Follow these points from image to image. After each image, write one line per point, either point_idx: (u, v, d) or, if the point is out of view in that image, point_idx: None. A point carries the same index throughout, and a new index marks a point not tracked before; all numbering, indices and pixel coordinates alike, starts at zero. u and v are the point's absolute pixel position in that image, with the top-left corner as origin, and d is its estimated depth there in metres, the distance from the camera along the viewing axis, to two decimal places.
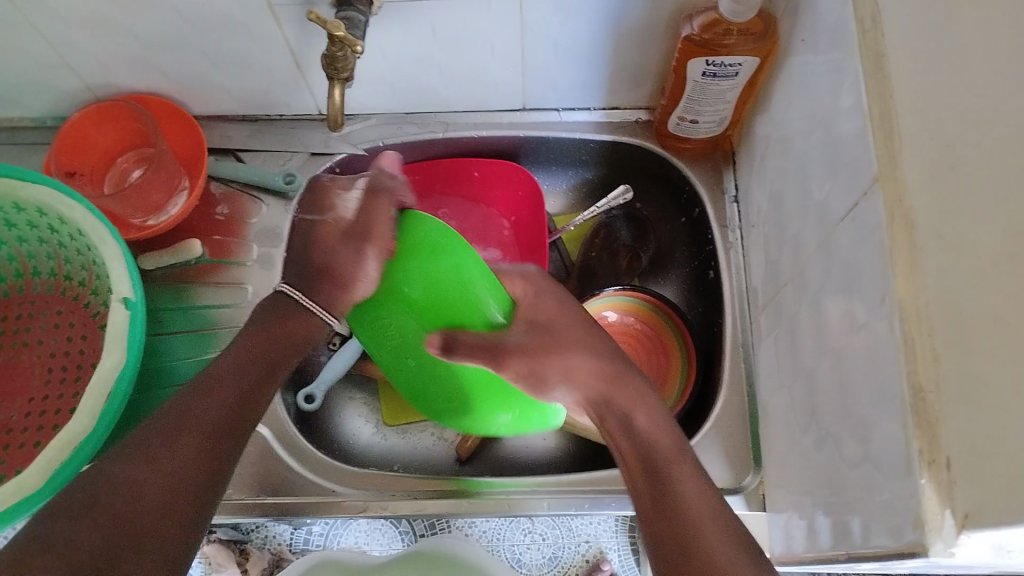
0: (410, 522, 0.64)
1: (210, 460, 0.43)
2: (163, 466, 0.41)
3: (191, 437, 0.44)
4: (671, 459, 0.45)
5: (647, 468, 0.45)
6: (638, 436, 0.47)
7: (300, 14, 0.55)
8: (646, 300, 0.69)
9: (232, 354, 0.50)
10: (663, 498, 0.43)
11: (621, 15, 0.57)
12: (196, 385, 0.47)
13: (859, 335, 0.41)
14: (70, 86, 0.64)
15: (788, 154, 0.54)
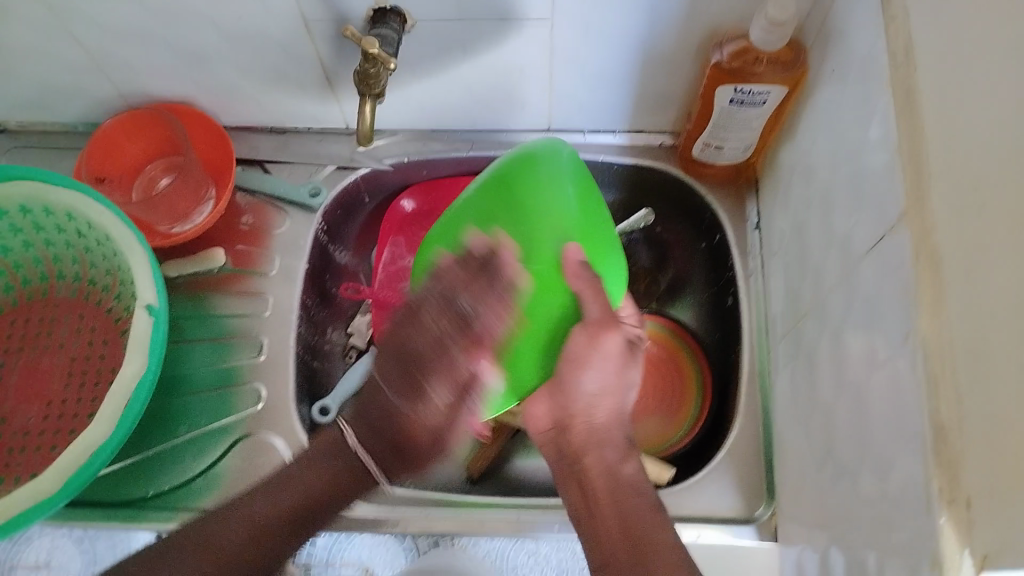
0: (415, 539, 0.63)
1: (263, 546, 0.51)
2: (208, 552, 0.50)
3: (240, 527, 0.51)
4: (649, 522, 0.47)
5: (624, 527, 0.47)
6: (615, 477, 0.49)
7: (334, 29, 0.56)
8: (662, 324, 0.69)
9: (311, 471, 0.54)
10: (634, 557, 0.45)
11: (650, 41, 0.57)
12: (275, 480, 0.53)
13: (880, 370, 0.41)
14: (105, 93, 0.66)
15: (812, 184, 0.54)
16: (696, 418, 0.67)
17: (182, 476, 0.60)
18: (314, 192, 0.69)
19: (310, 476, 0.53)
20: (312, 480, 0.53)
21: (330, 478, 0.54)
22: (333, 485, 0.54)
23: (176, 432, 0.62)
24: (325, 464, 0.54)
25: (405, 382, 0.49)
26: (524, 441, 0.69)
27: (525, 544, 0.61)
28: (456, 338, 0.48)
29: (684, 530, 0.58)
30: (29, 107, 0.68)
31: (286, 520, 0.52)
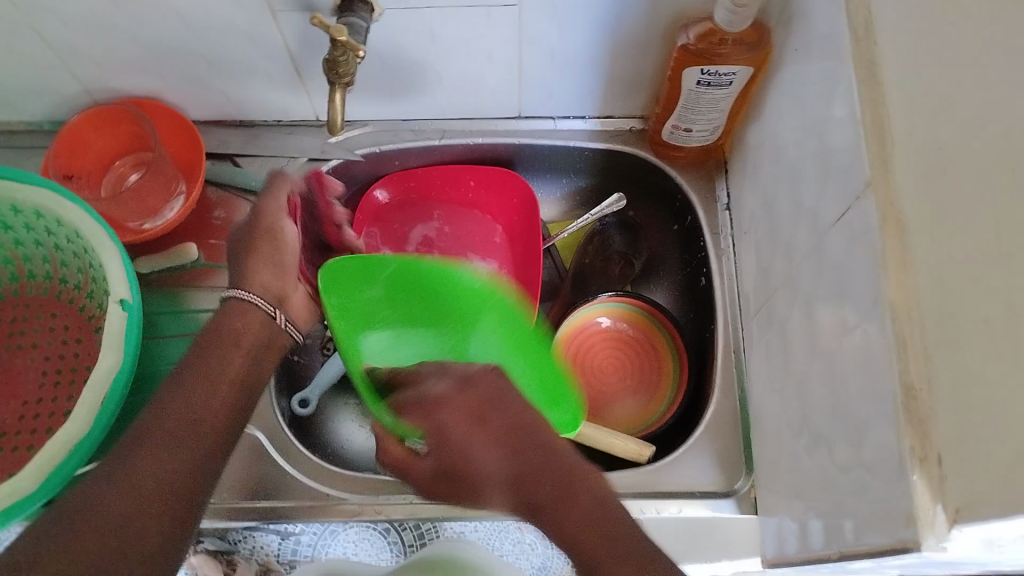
0: (400, 531, 0.62)
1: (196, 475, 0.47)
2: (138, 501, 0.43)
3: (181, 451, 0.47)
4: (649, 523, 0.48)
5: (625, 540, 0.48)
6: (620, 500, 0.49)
7: (301, 20, 0.56)
8: (636, 307, 0.70)
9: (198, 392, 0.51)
10: None
11: (617, 24, 0.58)
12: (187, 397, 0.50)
13: (851, 338, 0.42)
14: (69, 89, 0.65)
15: (781, 162, 0.55)
16: (676, 397, 0.68)
17: None
18: None
19: (198, 390, 0.51)
20: (204, 371, 0.52)
21: (258, 329, 0.58)
22: (252, 351, 0.56)
23: None
24: (238, 317, 0.57)
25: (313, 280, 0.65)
26: None
27: (512, 534, 0.62)
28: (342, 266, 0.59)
29: (664, 505, 0.60)
30: None
31: (216, 418, 0.51)
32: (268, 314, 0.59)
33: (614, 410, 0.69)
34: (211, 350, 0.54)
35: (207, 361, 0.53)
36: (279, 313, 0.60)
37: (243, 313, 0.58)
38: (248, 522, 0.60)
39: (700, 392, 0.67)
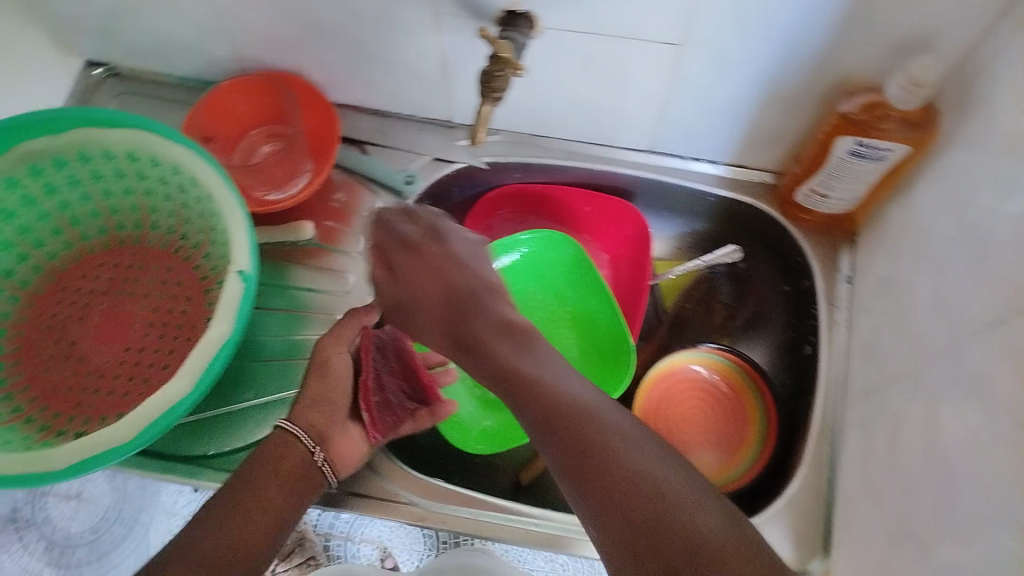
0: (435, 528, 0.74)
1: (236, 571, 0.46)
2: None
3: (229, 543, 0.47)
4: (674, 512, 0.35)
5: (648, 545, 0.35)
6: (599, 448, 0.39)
7: (464, 27, 0.56)
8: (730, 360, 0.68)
9: (253, 480, 0.51)
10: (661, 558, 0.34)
11: (776, 79, 0.56)
12: (254, 469, 0.52)
13: (984, 457, 0.40)
14: (223, 54, 0.66)
15: (924, 250, 0.53)
16: (757, 397, 0.68)
17: (242, 440, 0.61)
18: (407, 180, 0.70)
19: (258, 485, 0.51)
20: (236, 516, 0.49)
21: (286, 498, 0.51)
22: (293, 496, 0.52)
23: (242, 397, 0.63)
24: (273, 482, 0.51)
25: (389, 417, 0.61)
26: None
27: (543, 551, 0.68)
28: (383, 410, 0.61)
29: None
30: (147, 56, 0.69)
31: (283, 501, 0.51)
32: (307, 447, 0.54)
33: (725, 446, 0.67)
34: (253, 496, 0.50)
35: (255, 479, 0.51)
36: (320, 449, 0.55)
37: (286, 450, 0.54)
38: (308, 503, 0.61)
39: (786, 461, 0.64)
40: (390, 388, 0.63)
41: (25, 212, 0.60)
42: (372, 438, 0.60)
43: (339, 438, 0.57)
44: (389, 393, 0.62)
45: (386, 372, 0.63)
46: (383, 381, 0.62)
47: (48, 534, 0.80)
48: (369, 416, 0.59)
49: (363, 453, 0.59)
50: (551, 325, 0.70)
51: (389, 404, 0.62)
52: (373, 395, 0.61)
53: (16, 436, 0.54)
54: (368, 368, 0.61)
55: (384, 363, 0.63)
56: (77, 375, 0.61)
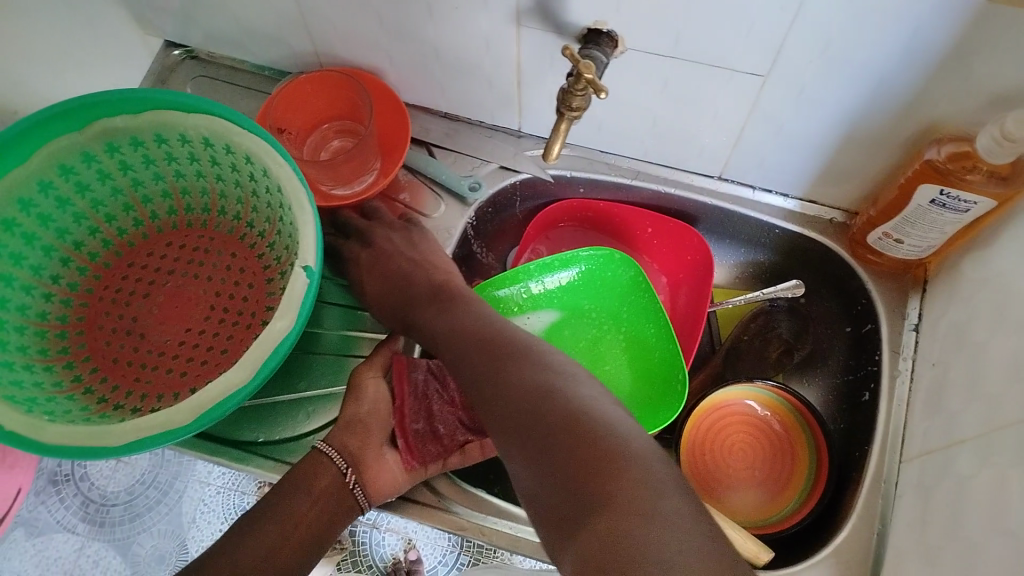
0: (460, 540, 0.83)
1: None
2: None
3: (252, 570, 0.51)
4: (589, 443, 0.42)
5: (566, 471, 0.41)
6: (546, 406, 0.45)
7: (545, 41, 0.56)
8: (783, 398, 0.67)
9: (284, 504, 0.54)
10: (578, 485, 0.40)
11: (860, 118, 0.55)
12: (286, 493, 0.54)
13: None
14: (302, 47, 0.67)
15: (1002, 310, 0.51)
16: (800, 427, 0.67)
17: (292, 432, 0.62)
18: (473, 186, 0.69)
19: (287, 510, 0.54)
20: (266, 533, 0.53)
21: (317, 515, 0.54)
22: (328, 513, 0.55)
23: (294, 387, 0.63)
24: (303, 498, 0.54)
25: (431, 448, 0.60)
26: None
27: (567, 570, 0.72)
28: (422, 439, 0.59)
29: None
30: (227, 42, 0.70)
31: (311, 524, 0.54)
32: (339, 469, 0.55)
33: (776, 477, 0.67)
34: (287, 511, 0.53)
35: (287, 500, 0.54)
36: (352, 469, 0.56)
37: (315, 470, 0.55)
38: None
39: (834, 507, 0.63)
40: (438, 419, 0.61)
41: (99, 186, 0.61)
42: (407, 464, 0.58)
43: (372, 460, 0.57)
44: (441, 423, 0.61)
45: (442, 401, 0.62)
46: (431, 411, 0.61)
47: (85, 491, 0.92)
48: (403, 441, 0.59)
49: (402, 484, 0.58)
50: (604, 345, 0.70)
51: (435, 434, 0.60)
52: (412, 422, 0.60)
53: (74, 405, 0.56)
54: (406, 398, 0.60)
55: (440, 391, 0.62)
56: (138, 351, 0.62)
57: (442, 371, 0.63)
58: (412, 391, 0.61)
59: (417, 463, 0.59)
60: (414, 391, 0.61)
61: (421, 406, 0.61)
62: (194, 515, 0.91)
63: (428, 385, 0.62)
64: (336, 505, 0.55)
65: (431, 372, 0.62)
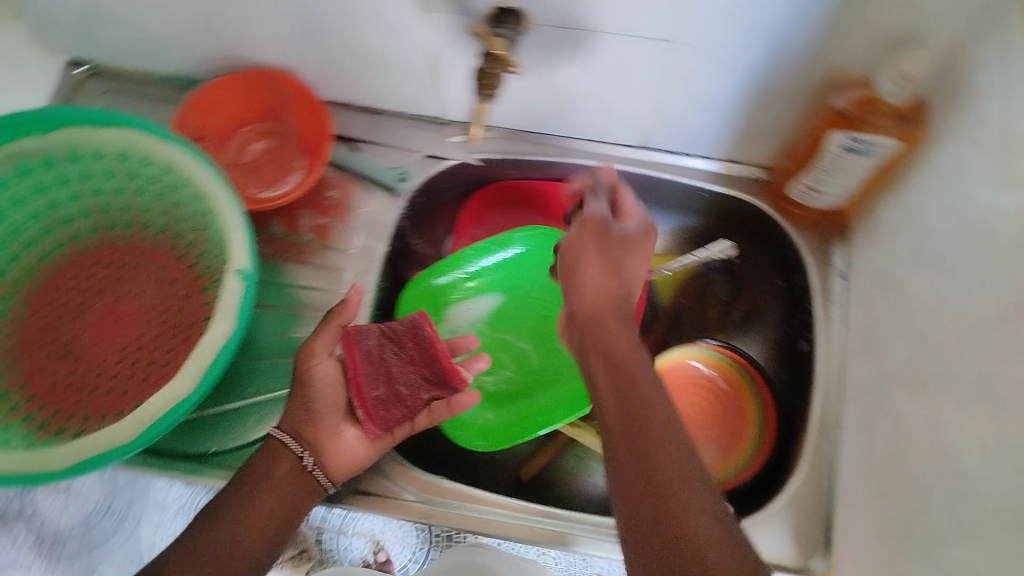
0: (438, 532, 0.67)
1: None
2: None
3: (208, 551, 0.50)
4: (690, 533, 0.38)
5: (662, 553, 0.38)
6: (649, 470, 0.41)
7: (457, 24, 0.56)
8: (727, 355, 0.68)
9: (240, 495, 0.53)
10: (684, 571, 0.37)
11: (769, 75, 0.56)
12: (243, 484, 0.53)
13: (986, 454, 0.40)
14: (213, 53, 0.66)
15: (917, 244, 0.54)
16: (739, 376, 0.68)
17: (243, 439, 0.60)
18: (401, 176, 0.70)
19: (240, 499, 0.52)
20: (231, 518, 0.51)
21: (277, 502, 0.53)
22: (290, 501, 0.54)
23: (241, 396, 0.62)
24: (263, 486, 0.53)
25: (396, 412, 0.57)
26: None
27: None
28: (388, 405, 0.57)
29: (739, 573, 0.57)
30: (136, 55, 0.69)
31: (270, 513, 0.53)
32: (296, 454, 0.55)
33: (722, 425, 0.66)
34: (248, 495, 0.53)
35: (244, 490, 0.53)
36: (308, 453, 0.55)
37: (274, 455, 0.55)
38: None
39: (785, 455, 0.63)
40: (400, 378, 0.58)
41: (14, 213, 0.59)
42: (370, 433, 0.57)
43: (328, 438, 0.56)
44: (402, 384, 0.58)
45: (400, 360, 0.59)
46: (392, 372, 0.58)
47: (38, 527, 0.74)
48: (363, 411, 0.56)
49: (365, 455, 0.58)
50: (546, 323, 0.70)
51: (397, 398, 0.58)
52: (370, 389, 0.57)
53: (14, 434, 0.53)
54: (361, 367, 0.57)
55: (398, 352, 0.59)
56: (73, 375, 0.60)
57: (397, 331, 0.60)
58: (364, 359, 0.57)
59: (379, 430, 0.57)
60: (369, 358, 0.57)
61: (378, 368, 0.58)
62: (154, 541, 0.74)
63: (383, 345, 0.58)
64: (296, 491, 0.54)
65: (384, 334, 0.59)
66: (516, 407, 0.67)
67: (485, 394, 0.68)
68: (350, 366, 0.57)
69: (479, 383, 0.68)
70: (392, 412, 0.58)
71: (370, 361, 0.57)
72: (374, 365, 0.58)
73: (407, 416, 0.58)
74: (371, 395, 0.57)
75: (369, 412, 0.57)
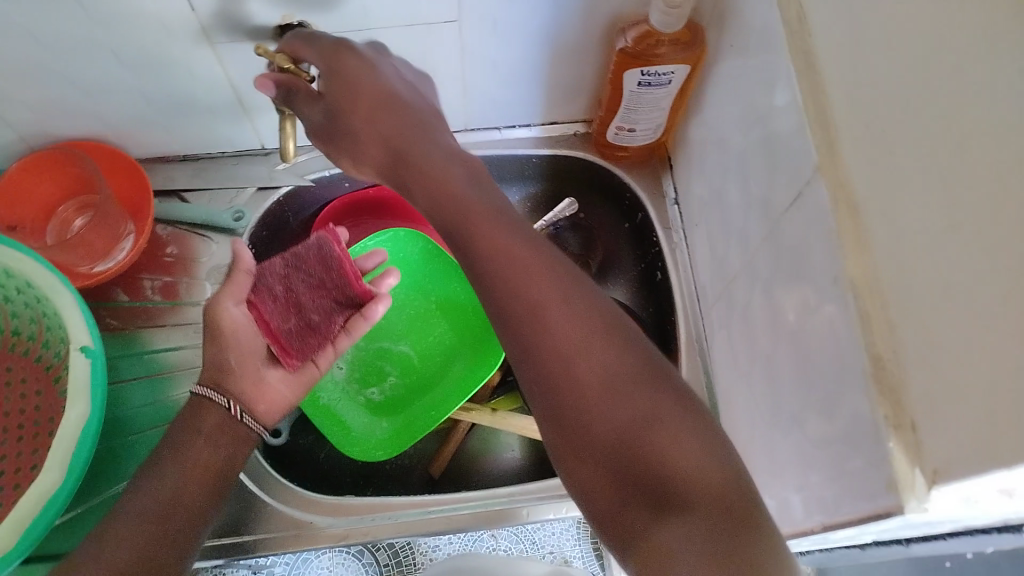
0: (374, 553, 0.67)
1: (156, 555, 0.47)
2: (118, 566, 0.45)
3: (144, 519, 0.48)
4: (643, 439, 0.38)
5: (625, 474, 0.38)
6: (575, 388, 0.40)
7: (244, 50, 0.56)
8: None
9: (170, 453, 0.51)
10: (650, 483, 0.37)
11: (555, 32, 0.59)
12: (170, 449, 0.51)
13: (815, 319, 0.44)
14: (5, 140, 0.63)
15: (725, 153, 0.58)
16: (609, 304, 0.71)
17: None
18: (237, 216, 0.69)
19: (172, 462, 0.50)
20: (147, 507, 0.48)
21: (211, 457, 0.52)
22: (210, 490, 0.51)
23: (124, 474, 0.60)
24: (196, 442, 0.51)
25: (312, 340, 0.58)
26: (492, 439, 0.70)
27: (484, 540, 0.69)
28: (301, 335, 0.57)
29: None
30: None
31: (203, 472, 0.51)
32: (221, 406, 0.53)
33: None
34: (160, 482, 0.49)
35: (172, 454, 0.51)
36: (233, 402, 0.53)
37: (197, 413, 0.53)
38: (211, 560, 0.60)
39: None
40: (313, 300, 0.58)
41: None
42: (291, 367, 0.57)
43: (253, 386, 0.55)
44: (314, 312, 0.58)
45: (309, 287, 0.57)
46: (301, 299, 0.57)
47: None
48: (277, 348, 0.57)
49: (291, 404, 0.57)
50: (420, 320, 0.71)
51: (310, 326, 0.58)
52: (281, 323, 0.57)
53: None
54: (268, 301, 0.57)
55: (305, 277, 0.57)
56: None
57: (300, 257, 0.58)
58: (269, 290, 0.57)
59: (301, 360, 0.58)
60: (273, 288, 0.57)
61: (287, 297, 0.57)
62: None
63: (288, 273, 0.58)
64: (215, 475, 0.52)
65: (288, 262, 0.58)
66: (408, 411, 0.68)
67: (374, 406, 0.68)
68: (256, 302, 0.57)
69: (366, 396, 0.69)
70: (308, 341, 0.58)
71: (276, 291, 0.57)
72: (281, 297, 0.57)
73: (326, 341, 0.58)
74: (282, 329, 0.57)
75: (284, 345, 0.57)
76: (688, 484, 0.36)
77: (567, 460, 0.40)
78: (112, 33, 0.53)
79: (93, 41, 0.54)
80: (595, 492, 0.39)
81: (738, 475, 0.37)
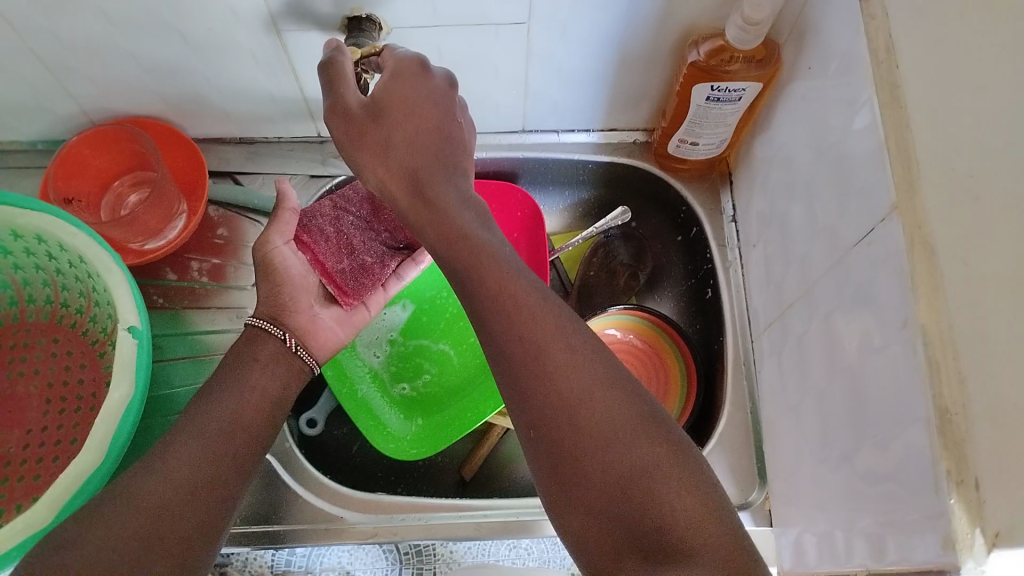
0: None
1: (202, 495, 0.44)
2: (170, 491, 0.43)
3: (196, 451, 0.45)
4: (646, 486, 0.36)
5: (623, 519, 0.36)
6: (577, 425, 0.37)
7: (309, 38, 0.55)
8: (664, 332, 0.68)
9: (209, 406, 0.49)
10: (648, 532, 0.35)
11: (625, 41, 0.58)
12: (217, 408, 0.49)
13: (879, 359, 0.42)
14: (68, 111, 0.64)
15: (790, 176, 0.56)
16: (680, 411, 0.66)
17: None
18: None
19: (220, 409, 0.49)
20: (161, 494, 0.42)
21: (254, 413, 0.50)
22: (255, 449, 0.49)
23: None
24: (235, 394, 0.50)
25: (365, 280, 0.59)
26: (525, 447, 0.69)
27: None
28: (355, 255, 0.58)
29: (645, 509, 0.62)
30: None
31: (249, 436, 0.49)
32: (279, 337, 0.55)
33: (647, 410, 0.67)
34: (190, 450, 0.45)
35: (222, 404, 0.49)
36: (289, 334, 0.56)
37: (256, 343, 0.54)
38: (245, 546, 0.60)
39: (706, 420, 0.66)
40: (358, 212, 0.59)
41: None
42: (348, 304, 0.59)
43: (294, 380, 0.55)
44: (366, 254, 0.59)
45: (361, 230, 0.59)
46: (352, 218, 0.59)
47: None
48: (334, 287, 0.58)
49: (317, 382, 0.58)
50: (463, 320, 0.70)
51: (363, 267, 0.59)
52: (334, 263, 0.58)
53: None
54: (318, 240, 0.58)
55: (355, 219, 0.59)
56: None
57: (349, 200, 0.59)
58: (318, 231, 0.58)
59: (356, 300, 0.59)
60: (322, 229, 0.58)
61: (334, 217, 0.58)
62: None
63: (339, 204, 0.59)
64: (237, 477, 0.46)
65: (337, 204, 0.59)
66: (440, 414, 0.67)
67: (406, 403, 0.68)
68: (306, 249, 0.58)
69: (397, 391, 0.68)
70: (362, 282, 0.59)
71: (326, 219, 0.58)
72: (333, 241, 0.58)
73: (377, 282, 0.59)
74: (333, 264, 0.58)
75: (334, 271, 0.58)
76: (684, 536, 0.34)
77: (560, 501, 0.38)
78: (181, 14, 0.53)
79: (160, 19, 0.53)
80: (585, 535, 0.37)
81: (735, 524, 0.35)
